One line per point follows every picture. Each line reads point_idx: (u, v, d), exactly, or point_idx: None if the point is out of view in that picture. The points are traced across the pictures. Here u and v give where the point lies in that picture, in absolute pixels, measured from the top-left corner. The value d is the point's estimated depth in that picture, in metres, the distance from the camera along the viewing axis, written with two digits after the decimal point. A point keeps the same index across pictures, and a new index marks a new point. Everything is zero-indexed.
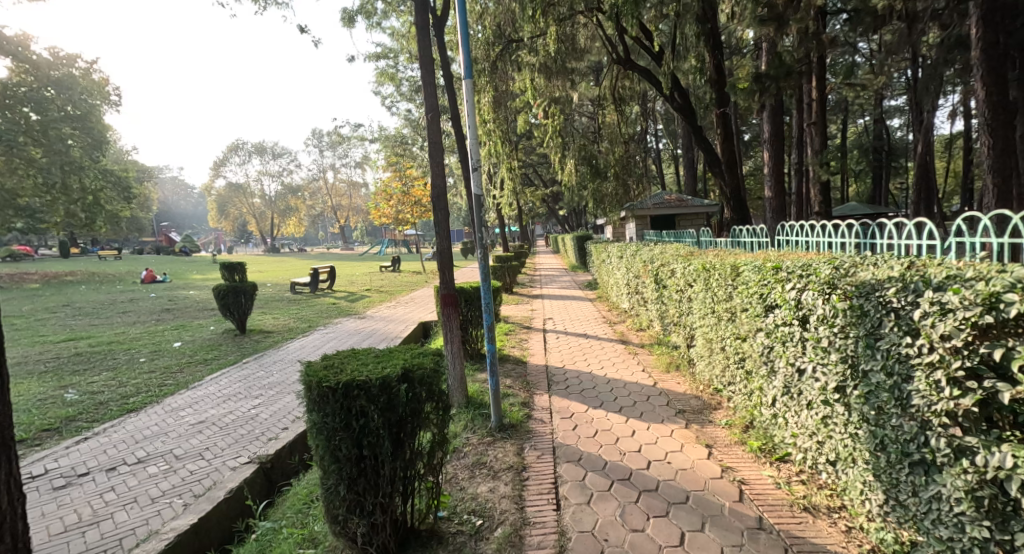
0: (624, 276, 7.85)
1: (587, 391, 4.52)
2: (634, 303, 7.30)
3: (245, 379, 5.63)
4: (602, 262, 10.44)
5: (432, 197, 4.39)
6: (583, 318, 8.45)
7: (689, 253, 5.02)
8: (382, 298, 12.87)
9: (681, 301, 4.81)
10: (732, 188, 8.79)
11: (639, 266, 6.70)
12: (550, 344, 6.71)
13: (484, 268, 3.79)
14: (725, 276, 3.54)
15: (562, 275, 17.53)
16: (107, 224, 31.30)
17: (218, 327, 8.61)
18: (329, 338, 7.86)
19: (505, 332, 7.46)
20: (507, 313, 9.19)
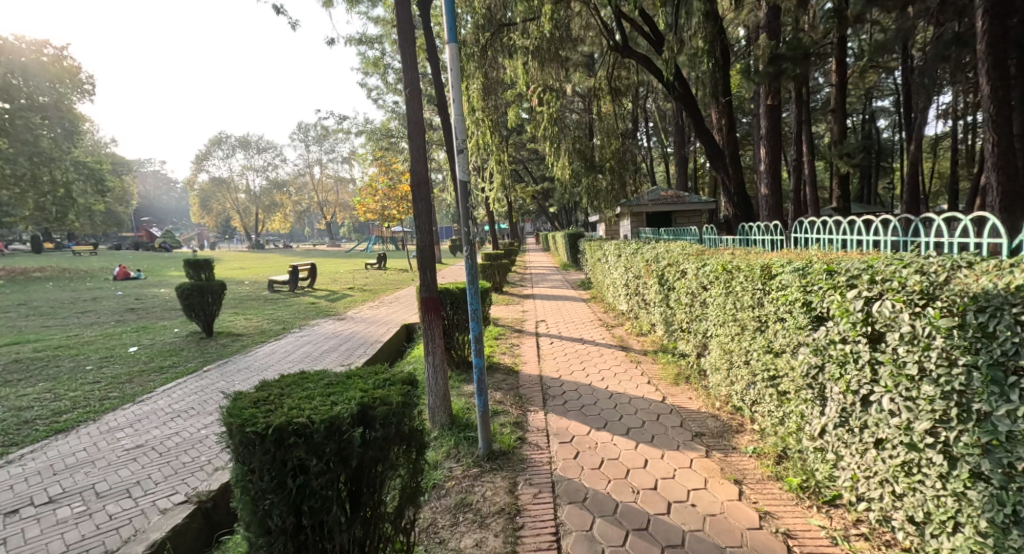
0: (622, 276, 7.32)
1: (588, 408, 3.99)
2: (633, 305, 6.78)
3: (200, 392, 4.96)
4: (597, 260, 9.94)
5: (412, 186, 3.80)
6: (577, 321, 7.91)
7: (701, 252, 4.52)
8: (365, 298, 12.23)
9: (693, 306, 4.31)
10: (736, 183, 8.30)
11: (641, 266, 6.20)
12: (544, 350, 6.18)
13: (471, 268, 3.23)
14: (754, 279, 3.05)
15: (553, 273, 17.00)
16: (80, 219, 30.05)
17: (182, 329, 7.93)
18: (303, 343, 7.22)
19: (495, 336, 6.91)
20: (497, 315, 8.62)
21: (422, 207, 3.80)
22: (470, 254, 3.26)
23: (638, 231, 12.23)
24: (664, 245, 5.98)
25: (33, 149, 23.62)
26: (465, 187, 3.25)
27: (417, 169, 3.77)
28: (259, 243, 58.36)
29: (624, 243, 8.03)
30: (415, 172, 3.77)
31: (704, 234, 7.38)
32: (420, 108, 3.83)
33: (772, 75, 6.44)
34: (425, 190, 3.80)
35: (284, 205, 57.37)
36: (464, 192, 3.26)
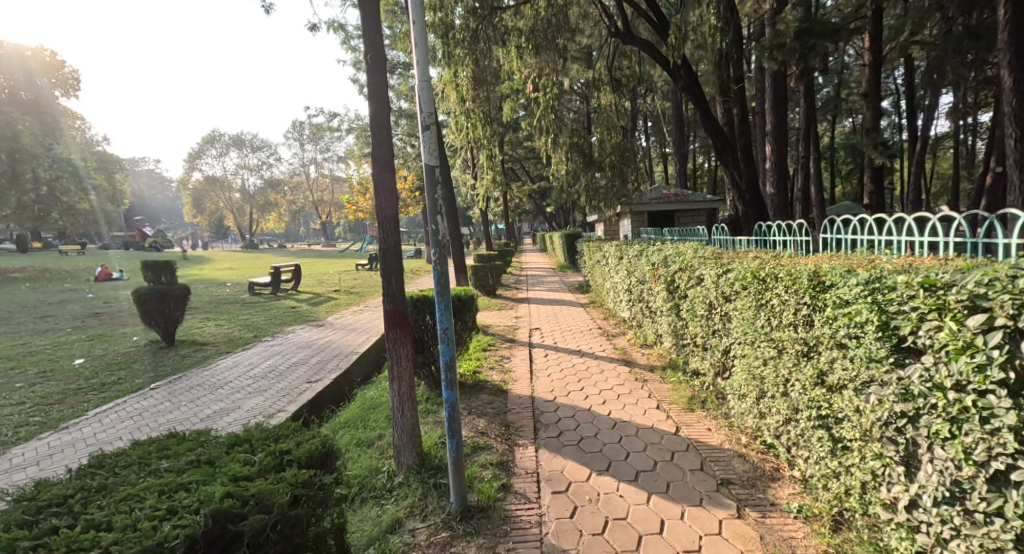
0: (624, 281, 6.67)
1: (587, 443, 3.33)
2: (637, 313, 6.13)
3: (137, 416, 4.26)
4: (596, 262, 9.31)
5: (374, 176, 3.09)
6: (575, 328, 7.26)
7: (720, 256, 3.87)
8: (350, 302, 11.54)
9: (712, 318, 3.66)
10: (750, 178, 7.72)
11: (647, 270, 5.54)
12: (538, 364, 5.52)
13: (441, 276, 2.56)
14: (800, 291, 2.41)
15: (550, 275, 16.40)
16: (64, 218, 29.17)
17: (142, 338, 7.24)
18: (271, 353, 6.53)
19: (483, 346, 6.26)
20: (487, 322, 7.95)
21: (388, 201, 3.09)
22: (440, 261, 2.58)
23: (639, 232, 11.59)
24: (673, 246, 5.35)
25: (13, 144, 22.66)
26: (433, 176, 2.55)
27: (381, 154, 3.07)
28: (252, 243, 57.52)
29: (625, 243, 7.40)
30: (378, 158, 3.07)
31: (712, 235, 6.75)
32: (386, 80, 3.10)
33: (802, 49, 5.80)
34: (392, 179, 3.10)
35: (278, 204, 56.64)
36: (432, 183, 2.55)
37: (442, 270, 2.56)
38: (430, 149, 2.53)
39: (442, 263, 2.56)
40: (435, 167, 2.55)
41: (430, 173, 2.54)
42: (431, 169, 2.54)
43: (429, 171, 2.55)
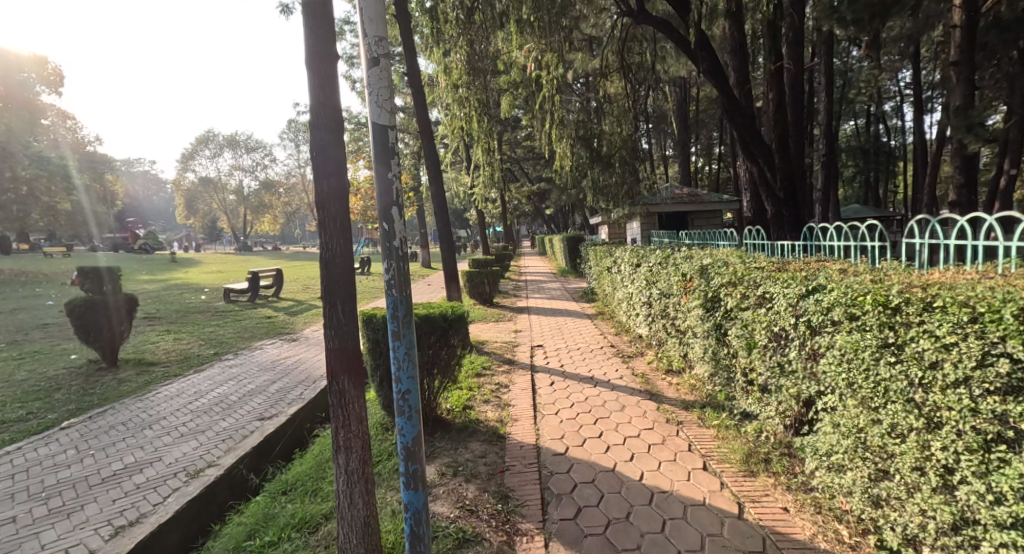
0: (643, 293, 5.72)
1: (619, 532, 2.36)
2: (661, 332, 5.18)
3: (21, 474, 3.23)
4: (604, 269, 8.37)
5: (312, 150, 2.10)
6: (583, 347, 6.30)
7: (788, 270, 2.92)
8: None
9: (784, 353, 2.69)
10: (786, 176, 6.81)
11: (675, 281, 4.58)
12: (543, 394, 4.56)
13: (395, 305, 1.57)
14: (994, 335, 1.47)
15: (551, 281, 15.45)
16: (46, 218, 28.00)
17: (80, 357, 6.23)
18: (227, 376, 5.52)
19: (477, 371, 5.31)
20: (483, 338, 7.00)
21: (333, 187, 2.10)
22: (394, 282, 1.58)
23: (650, 236, 10.70)
24: (708, 253, 4.40)
25: None
26: (386, 142, 1.58)
27: (323, 118, 2.08)
28: (245, 245, 56.47)
29: (643, 247, 6.48)
30: (321, 123, 2.07)
31: (745, 239, 5.83)
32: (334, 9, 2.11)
33: (877, 7, 5.41)
34: (341, 156, 2.12)
35: (272, 206, 55.62)
36: (384, 153, 1.58)
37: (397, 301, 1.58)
38: (379, 98, 1.56)
39: (401, 287, 1.58)
40: (390, 129, 1.58)
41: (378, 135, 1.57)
42: (384, 132, 1.57)
43: (380, 134, 1.58)
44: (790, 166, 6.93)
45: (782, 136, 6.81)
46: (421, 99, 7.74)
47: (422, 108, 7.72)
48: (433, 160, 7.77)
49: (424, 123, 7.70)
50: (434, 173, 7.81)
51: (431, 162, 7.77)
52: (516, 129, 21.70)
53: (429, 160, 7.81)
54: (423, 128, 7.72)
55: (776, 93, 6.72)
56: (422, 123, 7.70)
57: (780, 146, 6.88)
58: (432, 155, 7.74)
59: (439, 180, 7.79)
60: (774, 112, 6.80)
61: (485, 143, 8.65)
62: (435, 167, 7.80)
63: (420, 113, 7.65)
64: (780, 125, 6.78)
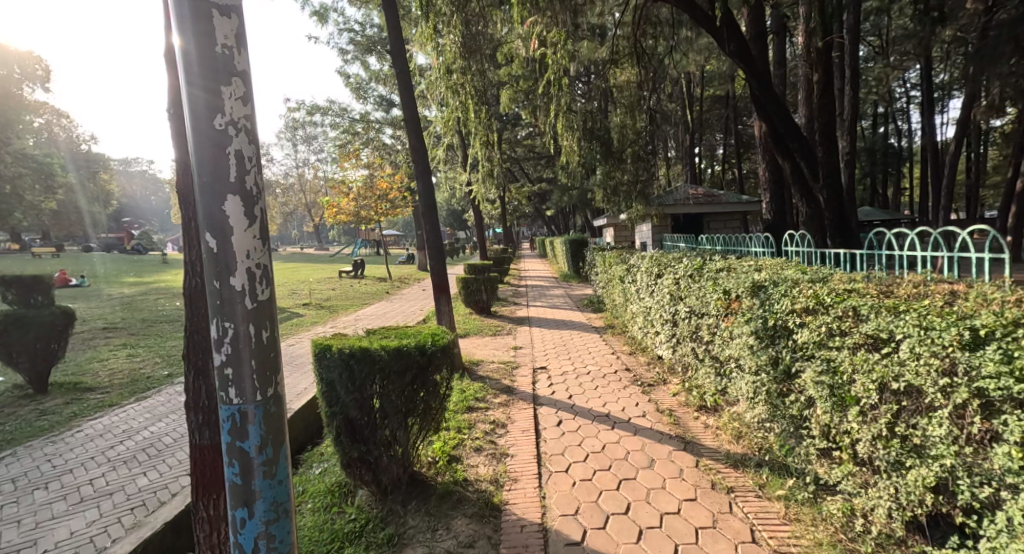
0: (666, 310, 4.84)
1: None
2: (692, 359, 4.31)
3: None
4: (615, 277, 7.48)
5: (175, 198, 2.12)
6: (594, 370, 5.42)
7: (907, 301, 2.03)
8: (315, 322, 9.67)
9: (919, 426, 1.77)
10: (830, 172, 5.94)
11: (713, 299, 3.69)
12: (548, 438, 3.68)
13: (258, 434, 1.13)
14: None
15: (553, 286, 14.57)
16: (29, 219, 27.09)
17: (6, 382, 5.33)
18: (169, 408, 4.60)
19: (470, 404, 4.42)
20: (478, 357, 6.11)
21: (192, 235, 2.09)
22: (245, 383, 1.12)
23: (663, 240, 9.85)
24: (756, 267, 3.53)
25: None
26: (210, 51, 1.08)
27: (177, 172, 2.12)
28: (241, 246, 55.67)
29: (664, 254, 5.60)
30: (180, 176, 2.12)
31: (788, 246, 4.95)
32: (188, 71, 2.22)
33: None
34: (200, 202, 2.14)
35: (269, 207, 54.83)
36: (206, 82, 1.08)
37: (245, 410, 1.13)
38: None
39: (259, 381, 1.13)
40: (219, 16, 1.08)
41: (188, 47, 1.06)
42: (201, 23, 1.06)
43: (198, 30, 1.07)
44: (833, 161, 6.07)
45: (825, 126, 5.92)
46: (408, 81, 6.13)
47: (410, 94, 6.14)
48: (420, 156, 6.19)
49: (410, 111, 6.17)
50: (421, 170, 6.17)
51: (419, 159, 6.18)
52: (516, 128, 20.86)
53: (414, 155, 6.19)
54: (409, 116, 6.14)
55: (819, 75, 5.83)
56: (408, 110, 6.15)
57: (821, 139, 6.02)
58: (419, 149, 6.17)
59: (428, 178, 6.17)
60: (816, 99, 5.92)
61: (484, 137, 7.77)
62: (423, 164, 6.21)
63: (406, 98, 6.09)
64: (824, 113, 5.90)
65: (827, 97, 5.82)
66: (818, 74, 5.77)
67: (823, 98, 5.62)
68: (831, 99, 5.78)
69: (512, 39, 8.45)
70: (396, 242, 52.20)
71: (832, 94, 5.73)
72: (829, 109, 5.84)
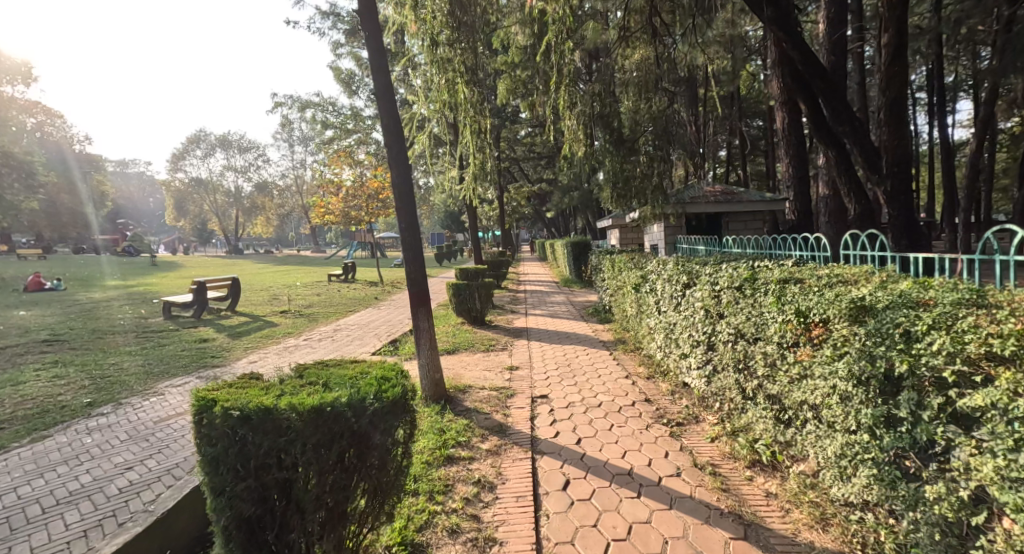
0: (701, 330, 3.85)
1: None
2: (739, 395, 3.34)
3: None
4: (626, 285, 6.50)
5: None
6: (607, 402, 4.42)
7: None
8: (289, 332, 8.70)
9: None
10: (896, 161, 4.91)
11: (779, 321, 2.69)
12: (552, 510, 2.69)
13: None
14: None
15: (552, 291, 13.64)
16: (8, 219, 26.01)
17: None
18: (63, 454, 3.58)
19: (449, 452, 3.43)
20: (466, 381, 5.12)
21: None
22: None
23: (676, 243, 8.85)
24: (841, 278, 2.54)
25: None
26: None
27: None
28: (236, 247, 54.74)
29: (693, 258, 4.60)
30: None
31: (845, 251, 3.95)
32: None
33: None
34: None
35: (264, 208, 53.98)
36: None
37: None
38: None
39: None
40: None
41: None
42: None
43: None
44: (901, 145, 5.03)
45: (893, 102, 4.87)
46: (385, 60, 4.61)
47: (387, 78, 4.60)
48: (401, 160, 4.59)
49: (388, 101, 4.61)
50: (401, 179, 4.59)
51: (398, 164, 4.57)
52: (515, 125, 19.90)
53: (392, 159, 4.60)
54: (385, 105, 4.61)
55: (888, 37, 4.74)
56: (385, 100, 4.60)
57: (887, 119, 4.98)
58: (400, 153, 4.58)
59: (410, 188, 4.59)
60: (884, 66, 4.84)
61: (477, 125, 6.78)
62: (405, 171, 4.62)
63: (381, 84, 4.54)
64: (893, 85, 4.80)
65: (897, 65, 4.73)
66: (887, 36, 4.68)
67: (892, 66, 4.55)
68: (902, 67, 4.68)
69: (511, 19, 7.50)
70: (393, 244, 51.42)
71: (904, 60, 4.63)
72: (900, 81, 4.74)
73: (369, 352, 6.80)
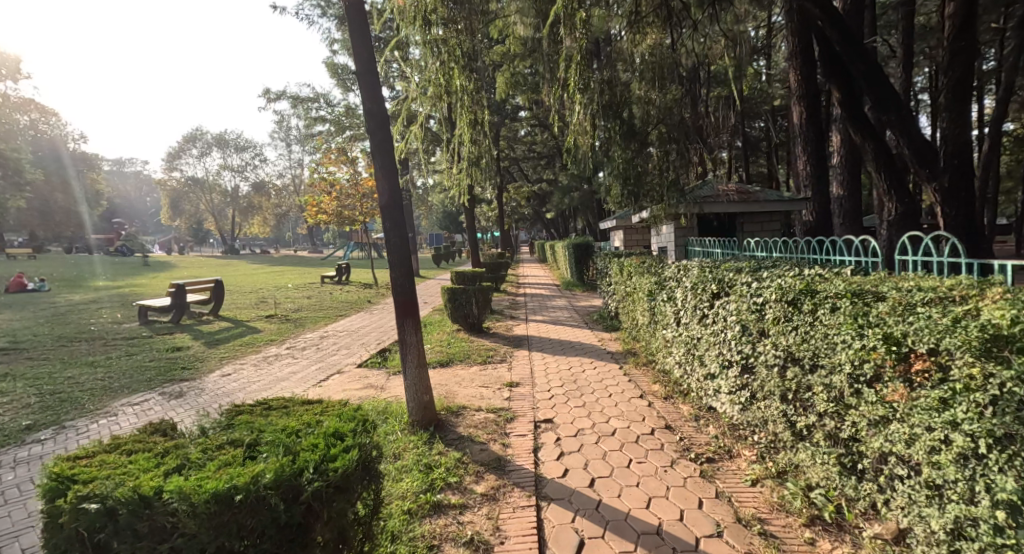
0: (735, 348, 3.27)
1: None
2: (788, 431, 2.76)
3: None
4: (638, 292, 5.91)
5: None
6: (621, 429, 3.84)
7: None
8: (271, 340, 8.07)
9: None
10: (954, 150, 4.60)
11: (855, 348, 2.11)
12: None
13: None
14: None
15: (553, 296, 13.05)
16: None
17: None
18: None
19: (435, 498, 2.85)
20: (459, 403, 4.52)
21: None
22: None
23: (688, 246, 8.28)
24: (942, 293, 1.97)
25: None
26: None
27: None
28: (232, 247, 54.09)
29: (720, 264, 4.02)
30: None
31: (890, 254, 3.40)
32: None
33: None
34: None
35: (261, 208, 53.41)
36: None
37: None
38: None
39: None
40: None
41: None
42: None
43: None
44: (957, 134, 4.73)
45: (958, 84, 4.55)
46: (370, 43, 3.95)
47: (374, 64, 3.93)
48: (388, 169, 3.94)
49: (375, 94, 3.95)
50: (387, 191, 3.94)
51: (384, 173, 3.93)
52: (514, 124, 19.32)
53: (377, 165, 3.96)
54: (369, 99, 3.97)
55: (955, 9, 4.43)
56: (370, 92, 3.93)
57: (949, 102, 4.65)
58: (387, 160, 3.94)
59: (396, 201, 3.94)
60: (946, 42, 4.53)
61: (475, 116, 6.20)
62: (391, 180, 3.97)
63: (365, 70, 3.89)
64: (955, 63, 4.53)
65: (964, 40, 4.43)
66: (953, 8, 4.37)
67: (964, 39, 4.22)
68: (970, 42, 4.39)
69: (510, 9, 6.88)
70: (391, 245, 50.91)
71: (971, 35, 4.35)
72: (963, 59, 4.46)
73: (355, 364, 6.19)
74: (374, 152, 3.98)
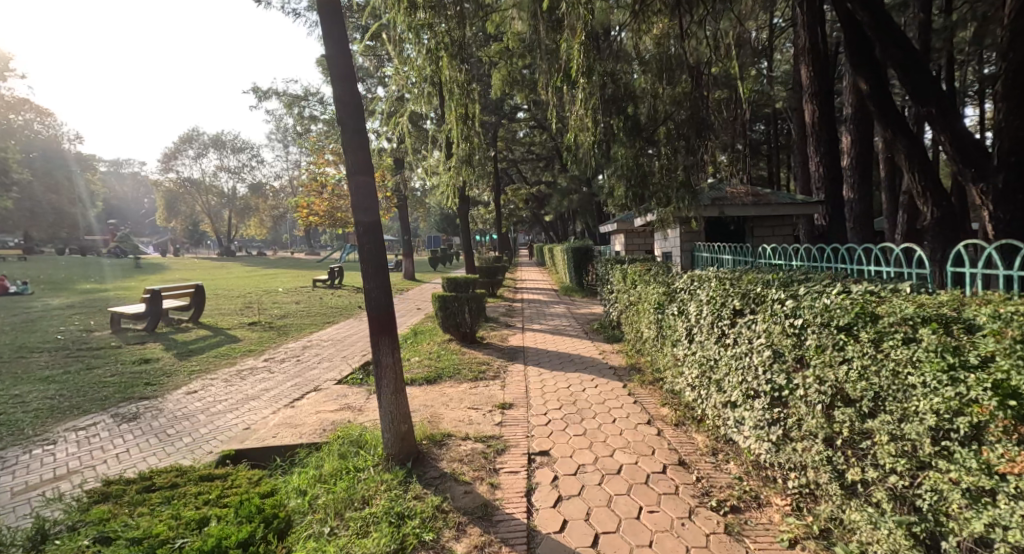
0: (764, 376, 2.76)
1: None
2: (836, 484, 2.24)
3: None
4: (644, 302, 5.41)
5: None
6: (627, 464, 3.33)
7: None
8: (249, 350, 7.53)
9: None
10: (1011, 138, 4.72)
11: (943, 393, 1.60)
12: None
13: None
14: None
15: (552, 301, 12.53)
16: None
17: None
18: None
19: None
20: (445, 430, 4.01)
21: None
22: None
23: (696, 251, 7.79)
24: None
25: None
26: None
27: None
28: (228, 248, 53.57)
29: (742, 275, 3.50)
30: None
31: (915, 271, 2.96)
32: None
33: None
34: None
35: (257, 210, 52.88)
36: None
37: None
38: None
39: None
40: None
41: None
42: None
43: None
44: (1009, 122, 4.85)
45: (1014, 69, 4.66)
46: (342, 30, 3.45)
47: (347, 58, 3.42)
48: (363, 170, 3.45)
49: (348, 91, 3.45)
50: (364, 201, 3.44)
51: (359, 175, 3.43)
52: (513, 124, 18.87)
53: (353, 174, 3.48)
54: (342, 84, 3.47)
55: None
56: (343, 88, 3.42)
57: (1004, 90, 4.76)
58: (362, 159, 3.45)
59: (375, 216, 3.46)
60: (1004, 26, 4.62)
61: (467, 110, 5.70)
62: (368, 189, 3.48)
63: (337, 60, 3.37)
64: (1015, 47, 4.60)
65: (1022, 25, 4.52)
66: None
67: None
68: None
69: (506, 3, 6.43)
70: None
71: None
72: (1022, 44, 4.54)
73: (335, 380, 5.66)
74: (346, 146, 3.48)
